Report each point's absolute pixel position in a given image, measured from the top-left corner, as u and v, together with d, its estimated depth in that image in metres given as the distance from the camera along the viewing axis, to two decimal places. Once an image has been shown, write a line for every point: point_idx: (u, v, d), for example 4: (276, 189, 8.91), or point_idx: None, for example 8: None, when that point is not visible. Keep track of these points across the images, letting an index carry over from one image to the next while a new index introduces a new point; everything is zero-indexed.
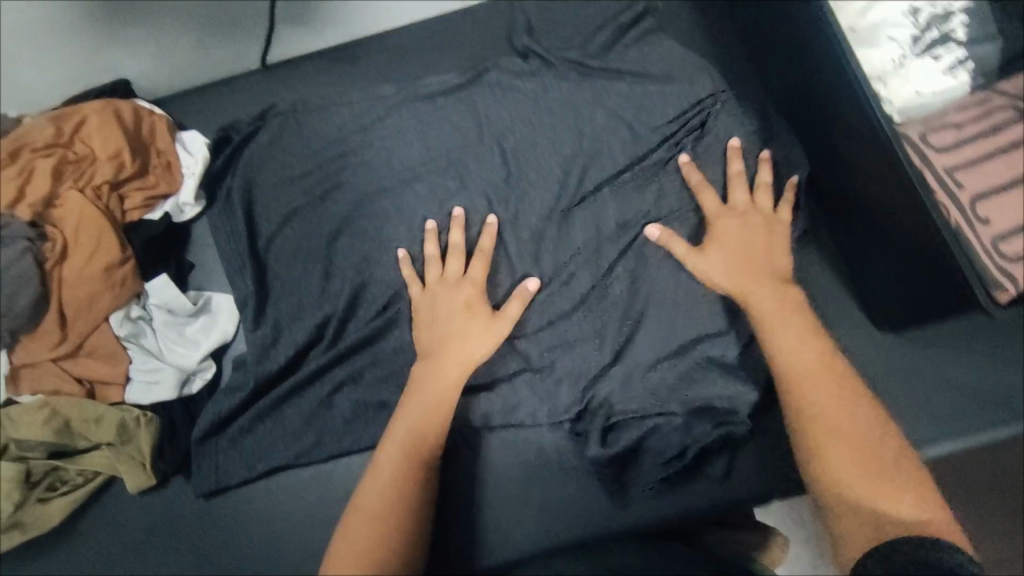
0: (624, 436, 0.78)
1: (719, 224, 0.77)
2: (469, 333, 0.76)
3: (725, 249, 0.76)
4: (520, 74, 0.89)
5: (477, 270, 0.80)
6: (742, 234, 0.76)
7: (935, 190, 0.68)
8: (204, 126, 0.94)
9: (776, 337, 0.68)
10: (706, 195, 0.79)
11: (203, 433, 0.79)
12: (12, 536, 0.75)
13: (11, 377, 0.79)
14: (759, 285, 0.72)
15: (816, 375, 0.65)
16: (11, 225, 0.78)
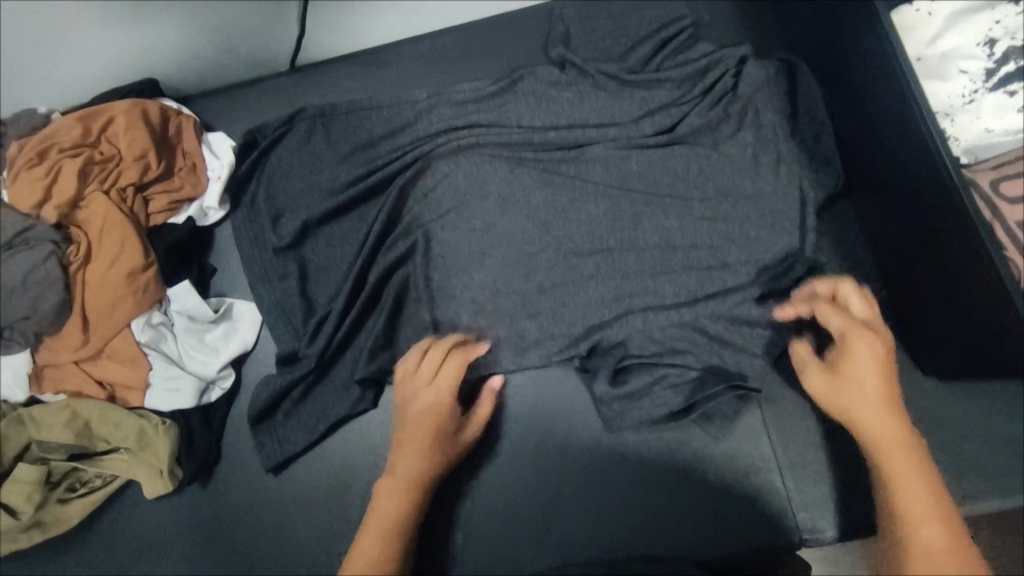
0: (634, 379, 0.76)
1: (854, 341, 0.67)
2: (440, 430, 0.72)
3: (860, 373, 0.65)
4: (556, 86, 0.86)
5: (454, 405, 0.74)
6: (878, 361, 0.66)
7: (1007, 247, 0.64)
8: (232, 126, 0.93)
9: (899, 476, 0.58)
10: (834, 313, 0.70)
11: (258, 415, 0.80)
12: (31, 535, 0.75)
13: (35, 376, 0.80)
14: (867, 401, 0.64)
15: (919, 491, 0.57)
16: (37, 227, 0.78)
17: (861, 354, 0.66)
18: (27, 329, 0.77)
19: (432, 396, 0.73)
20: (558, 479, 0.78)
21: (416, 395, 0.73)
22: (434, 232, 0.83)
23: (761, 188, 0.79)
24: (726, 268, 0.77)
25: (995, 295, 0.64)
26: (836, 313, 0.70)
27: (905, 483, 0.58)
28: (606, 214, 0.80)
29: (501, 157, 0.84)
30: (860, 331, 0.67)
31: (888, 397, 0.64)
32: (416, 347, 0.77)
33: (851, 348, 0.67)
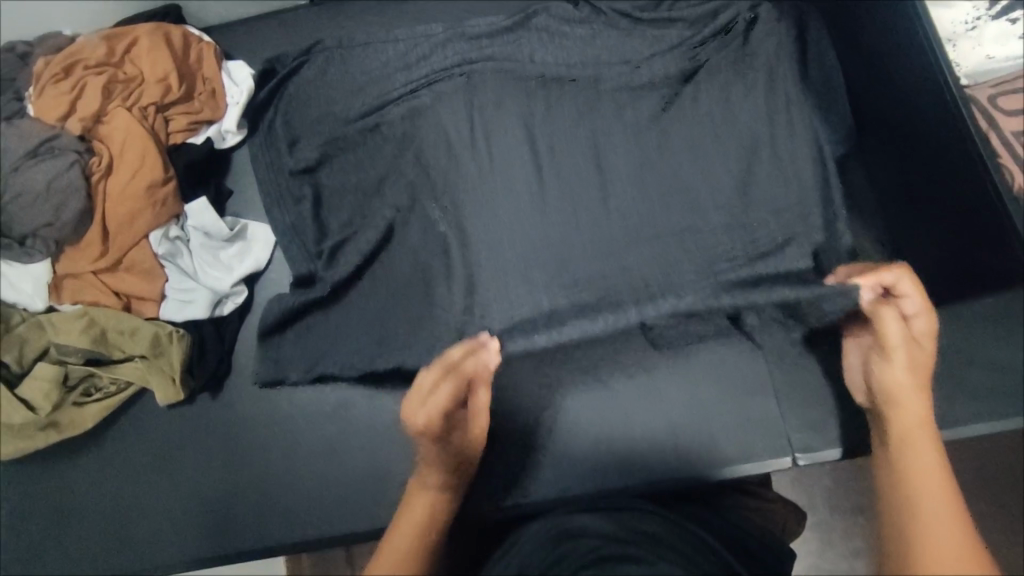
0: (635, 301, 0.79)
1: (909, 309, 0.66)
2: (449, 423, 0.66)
3: (892, 383, 0.65)
4: (570, 23, 0.87)
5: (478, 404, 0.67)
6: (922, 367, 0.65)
7: (1000, 153, 0.68)
8: (249, 55, 0.94)
9: (913, 470, 0.57)
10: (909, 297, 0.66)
11: (268, 330, 0.82)
12: (48, 434, 0.78)
13: (54, 286, 0.82)
14: (909, 390, 0.64)
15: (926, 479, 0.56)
16: (61, 138, 0.80)
17: (915, 326, 0.66)
18: (49, 237, 0.79)
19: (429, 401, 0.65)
20: (559, 400, 0.80)
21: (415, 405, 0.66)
22: (439, 161, 0.82)
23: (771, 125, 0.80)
24: (729, 198, 0.79)
25: (986, 200, 0.67)
26: (911, 313, 0.66)
27: (916, 479, 0.56)
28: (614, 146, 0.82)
29: (513, 89, 0.84)
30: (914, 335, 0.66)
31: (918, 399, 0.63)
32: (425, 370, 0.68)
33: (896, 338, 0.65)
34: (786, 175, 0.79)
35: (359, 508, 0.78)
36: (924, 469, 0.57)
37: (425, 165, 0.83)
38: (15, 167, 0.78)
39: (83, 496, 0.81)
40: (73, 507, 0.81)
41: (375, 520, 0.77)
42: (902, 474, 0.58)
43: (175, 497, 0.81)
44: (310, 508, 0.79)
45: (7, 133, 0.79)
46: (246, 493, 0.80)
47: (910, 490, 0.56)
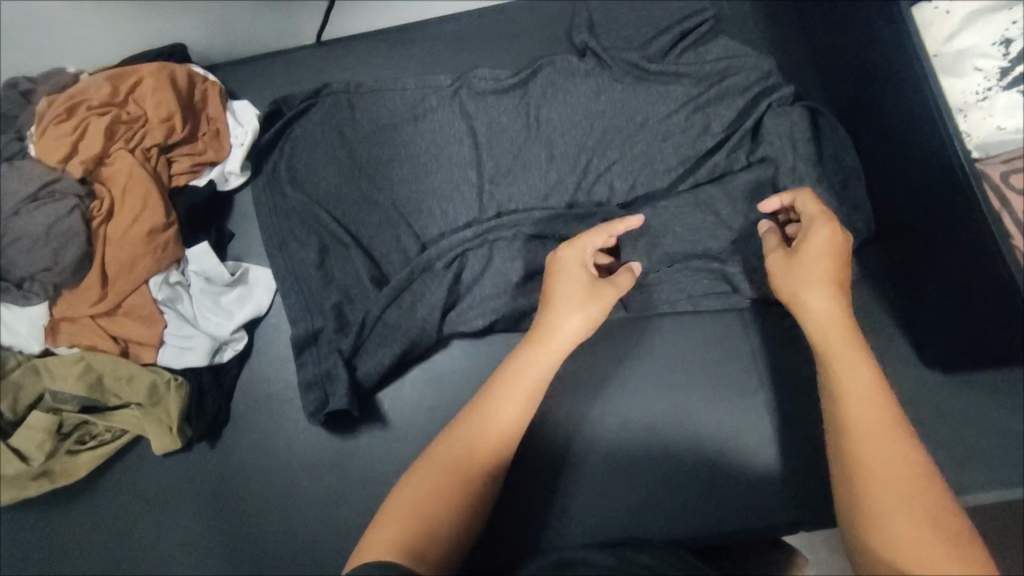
0: (637, 352, 0.82)
1: (812, 232, 0.66)
2: (586, 308, 0.69)
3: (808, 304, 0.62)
4: (576, 76, 0.88)
5: (624, 279, 0.73)
6: (834, 241, 0.65)
7: (1011, 231, 0.67)
8: (255, 96, 0.94)
9: (844, 391, 0.55)
10: (808, 199, 0.70)
11: (284, 379, 0.83)
12: (40, 484, 0.77)
13: (51, 329, 0.80)
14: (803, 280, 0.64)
15: (865, 407, 0.54)
16: (62, 181, 0.79)
17: (812, 245, 0.65)
18: (47, 281, 0.78)
19: (546, 335, 0.69)
20: (561, 454, 0.79)
21: (564, 277, 0.72)
22: (449, 215, 0.85)
23: (770, 182, 0.82)
24: (726, 253, 0.81)
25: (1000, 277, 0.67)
26: (806, 199, 0.70)
27: (846, 385, 0.56)
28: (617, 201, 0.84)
29: (520, 144, 0.87)
30: (819, 216, 0.67)
31: (839, 316, 0.61)
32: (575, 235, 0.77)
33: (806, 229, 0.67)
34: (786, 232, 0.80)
35: None
36: (854, 375, 0.56)
37: (432, 218, 0.85)
38: (16, 212, 0.78)
39: (74, 546, 0.79)
40: (62, 558, 0.79)
41: None
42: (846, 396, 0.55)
43: (169, 546, 0.79)
44: (304, 559, 0.77)
45: (9, 177, 0.79)
46: (241, 542, 0.79)
47: (840, 410, 0.55)
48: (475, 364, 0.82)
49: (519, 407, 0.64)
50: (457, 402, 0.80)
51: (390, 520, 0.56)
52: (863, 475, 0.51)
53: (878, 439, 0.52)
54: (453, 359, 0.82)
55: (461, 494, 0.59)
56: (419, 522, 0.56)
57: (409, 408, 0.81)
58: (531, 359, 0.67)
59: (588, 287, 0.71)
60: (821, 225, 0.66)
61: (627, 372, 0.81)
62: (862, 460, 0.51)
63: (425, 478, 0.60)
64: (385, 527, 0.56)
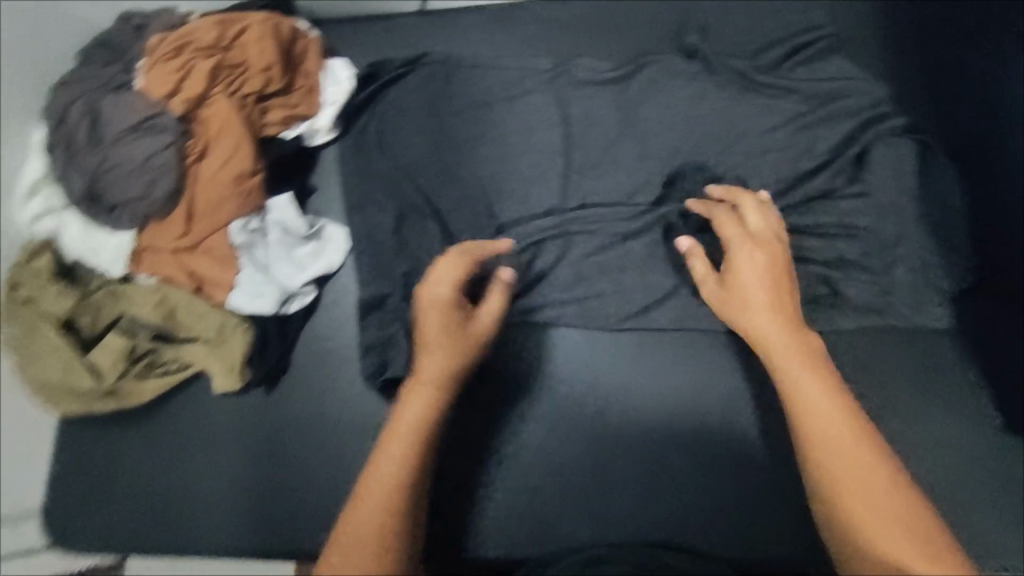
0: (700, 365, 0.80)
1: (736, 254, 0.71)
2: (449, 342, 0.66)
3: (754, 326, 0.66)
4: (677, 78, 0.87)
5: (492, 306, 0.71)
6: (760, 270, 0.69)
7: None
8: (353, 56, 0.94)
9: (807, 407, 0.59)
10: (727, 224, 0.73)
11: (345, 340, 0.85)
12: (106, 402, 0.80)
13: (134, 257, 0.83)
14: (764, 317, 0.66)
15: (834, 418, 0.57)
16: (163, 116, 0.81)
17: (743, 276, 0.69)
18: (136, 209, 0.81)
19: (433, 346, 0.66)
20: (608, 455, 0.79)
21: (433, 295, 0.69)
22: (529, 203, 0.85)
23: (863, 214, 0.80)
24: (808, 281, 0.78)
25: None
26: (726, 221, 0.74)
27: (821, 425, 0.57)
28: (702, 210, 0.81)
29: (609, 141, 0.86)
30: (743, 240, 0.71)
31: (791, 330, 0.65)
32: (438, 259, 0.74)
33: (732, 254, 0.71)
34: (869, 267, 0.78)
35: None
36: (814, 393, 0.59)
37: (511, 203, 0.85)
38: (117, 140, 0.81)
39: (129, 466, 0.83)
40: (119, 475, 0.83)
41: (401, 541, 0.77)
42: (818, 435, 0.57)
43: (214, 482, 0.82)
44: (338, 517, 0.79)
45: (114, 107, 0.82)
46: (281, 490, 0.81)
47: (817, 457, 0.56)
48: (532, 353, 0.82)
49: (422, 419, 0.61)
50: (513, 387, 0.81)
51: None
52: (846, 508, 0.54)
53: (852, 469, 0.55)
54: (513, 345, 0.82)
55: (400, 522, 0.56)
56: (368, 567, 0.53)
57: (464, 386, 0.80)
58: (422, 378, 0.64)
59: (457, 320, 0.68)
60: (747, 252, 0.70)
61: (684, 381, 0.80)
62: (830, 468, 0.55)
63: (357, 526, 0.55)
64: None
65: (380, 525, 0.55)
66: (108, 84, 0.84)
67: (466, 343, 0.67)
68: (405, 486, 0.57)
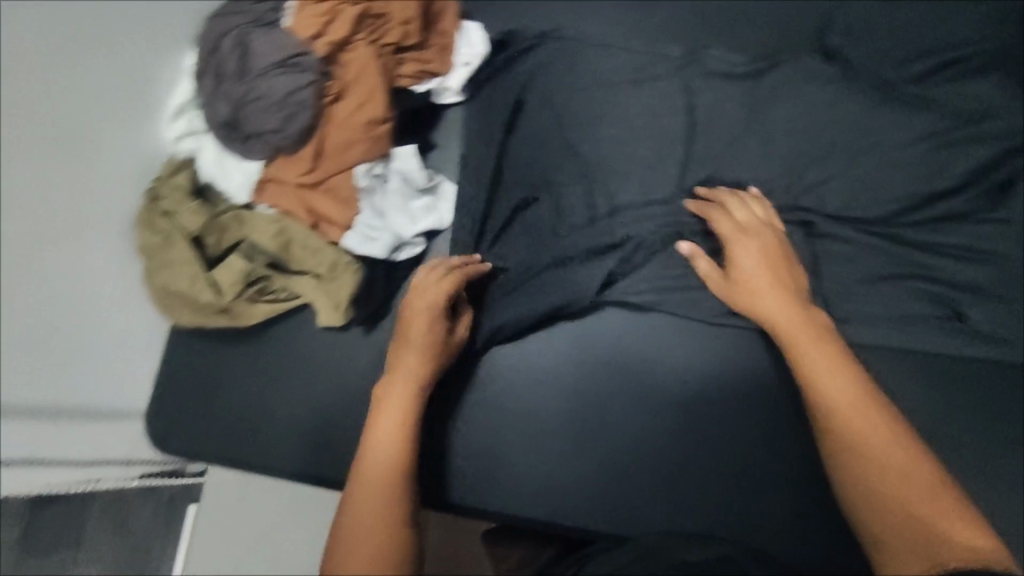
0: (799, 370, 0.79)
1: (733, 252, 0.76)
2: (426, 358, 0.74)
3: (765, 306, 0.72)
4: (816, 78, 0.84)
5: (459, 331, 0.79)
6: (762, 269, 0.74)
7: None
8: (483, 20, 0.95)
9: (815, 376, 0.65)
10: (724, 220, 0.77)
11: None
12: (220, 319, 0.84)
13: (258, 186, 0.87)
14: (772, 301, 0.72)
15: (840, 388, 0.63)
16: (307, 55, 0.84)
17: (749, 274, 0.75)
18: (267, 141, 0.84)
19: (410, 344, 0.74)
20: (694, 446, 0.78)
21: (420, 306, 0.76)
22: (644, 187, 0.84)
23: (995, 242, 0.77)
24: (927, 303, 0.76)
25: None
26: (720, 218, 0.78)
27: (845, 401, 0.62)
28: (828, 218, 0.79)
29: (736, 133, 0.84)
30: (736, 235, 0.76)
31: (798, 314, 0.71)
32: (423, 272, 0.79)
33: (732, 251, 0.76)
34: (996, 297, 0.76)
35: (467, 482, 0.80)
36: (820, 367, 0.66)
37: (627, 185, 0.85)
38: (261, 73, 0.83)
39: (232, 384, 0.87)
40: (220, 391, 0.87)
41: (481, 495, 0.80)
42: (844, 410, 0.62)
43: (308, 411, 0.86)
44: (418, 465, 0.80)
45: (263, 41, 0.84)
46: None
47: (843, 434, 0.61)
48: (627, 336, 0.82)
49: (407, 390, 0.70)
50: (605, 363, 0.82)
51: (356, 533, 0.58)
52: (876, 477, 0.58)
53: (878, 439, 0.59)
54: (610, 323, 0.83)
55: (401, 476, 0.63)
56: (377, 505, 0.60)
57: (557, 354, 0.82)
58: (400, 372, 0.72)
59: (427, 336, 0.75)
60: (742, 255, 0.75)
61: (779, 389, 0.79)
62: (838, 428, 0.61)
63: (366, 482, 0.62)
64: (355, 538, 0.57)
65: (388, 480, 0.62)
66: (257, 19, 0.87)
67: (435, 346, 0.75)
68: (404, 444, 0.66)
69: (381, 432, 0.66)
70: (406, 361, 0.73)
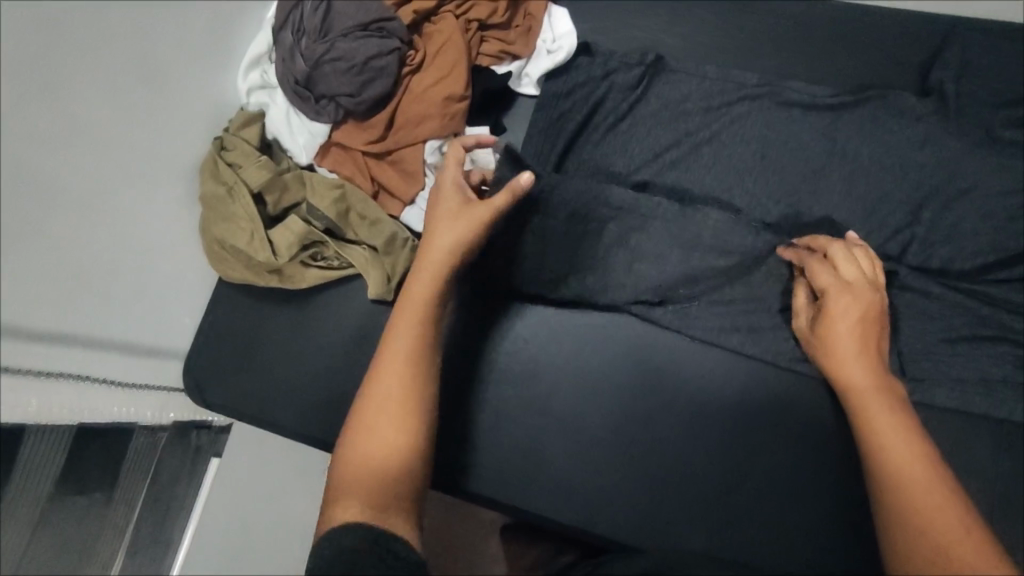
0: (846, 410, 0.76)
1: (829, 304, 0.70)
2: (451, 223, 0.69)
3: (847, 364, 0.67)
4: (919, 110, 0.78)
5: (496, 197, 0.71)
6: (854, 330, 0.68)
7: None
8: (571, 7, 0.91)
9: (883, 430, 0.61)
10: (822, 270, 0.72)
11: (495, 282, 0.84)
12: (271, 279, 0.83)
13: (323, 150, 0.86)
14: (853, 357, 0.67)
15: (906, 442, 0.60)
16: (393, 22, 0.82)
17: (835, 325, 0.69)
18: (341, 104, 0.82)
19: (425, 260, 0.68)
20: (732, 472, 0.76)
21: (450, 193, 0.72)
22: (719, 206, 0.81)
23: None
24: (1002, 364, 0.72)
25: None
26: (819, 268, 0.72)
27: (895, 457, 0.59)
28: (908, 268, 0.75)
29: (816, 166, 0.80)
30: (838, 287, 0.70)
31: (877, 376, 0.66)
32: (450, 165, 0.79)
33: (828, 300, 0.70)
34: None
35: (502, 481, 0.77)
36: (890, 424, 0.61)
37: (701, 201, 0.82)
38: (344, 34, 0.81)
39: (274, 346, 0.86)
40: (258, 350, 0.86)
41: (511, 495, 0.77)
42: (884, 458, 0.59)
43: (349, 384, 0.84)
44: (450, 457, 0.78)
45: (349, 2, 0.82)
46: None
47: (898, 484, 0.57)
48: (681, 354, 0.80)
49: (412, 353, 0.62)
50: (652, 376, 0.79)
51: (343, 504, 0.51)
52: (926, 529, 0.54)
53: (918, 497, 0.56)
54: (665, 338, 0.80)
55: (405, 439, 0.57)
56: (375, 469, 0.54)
57: (603, 359, 0.80)
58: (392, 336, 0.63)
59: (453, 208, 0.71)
60: (839, 299, 0.70)
61: (833, 431, 0.76)
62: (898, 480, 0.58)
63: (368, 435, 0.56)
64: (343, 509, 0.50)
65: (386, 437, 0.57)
66: None
67: (465, 228, 0.69)
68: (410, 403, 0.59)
69: (382, 403, 0.58)
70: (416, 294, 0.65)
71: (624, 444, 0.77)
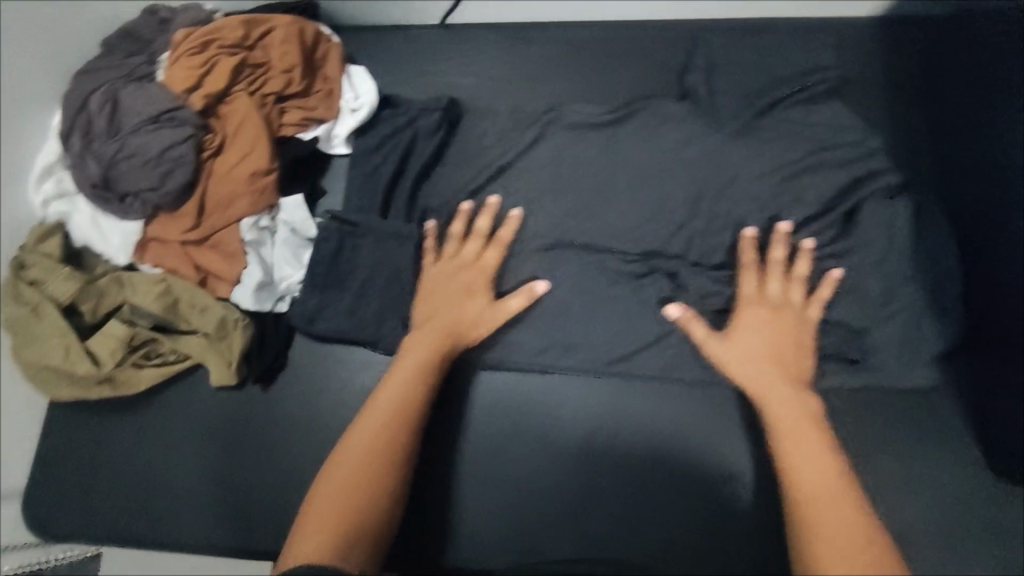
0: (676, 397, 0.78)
1: (743, 309, 0.79)
2: (452, 325, 0.79)
3: (747, 356, 0.75)
4: (687, 106, 0.86)
5: (512, 302, 0.80)
6: (761, 324, 0.77)
7: None
8: (368, 63, 0.95)
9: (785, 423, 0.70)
10: (751, 275, 0.80)
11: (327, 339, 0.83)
12: (103, 387, 0.81)
13: (140, 246, 0.84)
14: (759, 353, 0.75)
15: (800, 429, 0.69)
16: (183, 110, 0.81)
17: (748, 327, 0.77)
18: (144, 200, 0.81)
19: (413, 352, 0.77)
20: (589, 472, 0.77)
21: (462, 279, 0.82)
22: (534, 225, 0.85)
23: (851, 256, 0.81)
24: None
25: None
26: (749, 276, 0.80)
27: (791, 451, 0.68)
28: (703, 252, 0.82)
29: (612, 174, 0.86)
30: (751, 295, 0.79)
31: (778, 373, 0.74)
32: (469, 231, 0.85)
33: (739, 306, 0.79)
34: (855, 309, 0.79)
35: None
36: (788, 415, 0.71)
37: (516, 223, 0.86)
38: (134, 130, 0.80)
39: (120, 455, 0.83)
40: (103, 463, 0.83)
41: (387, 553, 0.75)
42: (778, 442, 0.69)
43: (204, 477, 0.81)
44: None
45: (135, 97, 0.81)
46: (258, 487, 0.80)
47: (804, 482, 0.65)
48: (525, 374, 0.81)
49: (387, 419, 0.71)
50: (498, 398, 0.81)
51: (310, 530, 0.61)
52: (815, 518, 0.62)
53: (822, 507, 0.63)
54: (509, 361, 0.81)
55: (369, 490, 0.66)
56: (341, 513, 0.63)
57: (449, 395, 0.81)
58: (377, 403, 0.72)
59: (474, 308, 0.80)
60: (752, 303, 0.79)
61: (674, 414, 0.78)
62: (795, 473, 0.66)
63: (334, 483, 0.66)
64: (306, 539, 0.60)
65: (356, 488, 0.66)
66: (131, 74, 0.83)
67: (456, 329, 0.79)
68: (378, 460, 0.68)
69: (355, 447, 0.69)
70: (409, 360, 0.76)
71: (481, 472, 0.78)
